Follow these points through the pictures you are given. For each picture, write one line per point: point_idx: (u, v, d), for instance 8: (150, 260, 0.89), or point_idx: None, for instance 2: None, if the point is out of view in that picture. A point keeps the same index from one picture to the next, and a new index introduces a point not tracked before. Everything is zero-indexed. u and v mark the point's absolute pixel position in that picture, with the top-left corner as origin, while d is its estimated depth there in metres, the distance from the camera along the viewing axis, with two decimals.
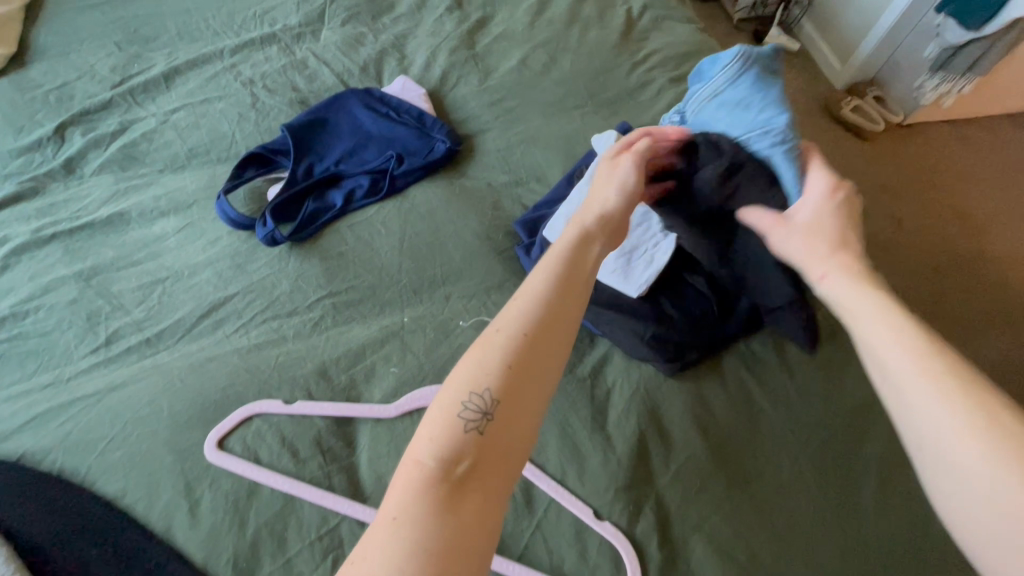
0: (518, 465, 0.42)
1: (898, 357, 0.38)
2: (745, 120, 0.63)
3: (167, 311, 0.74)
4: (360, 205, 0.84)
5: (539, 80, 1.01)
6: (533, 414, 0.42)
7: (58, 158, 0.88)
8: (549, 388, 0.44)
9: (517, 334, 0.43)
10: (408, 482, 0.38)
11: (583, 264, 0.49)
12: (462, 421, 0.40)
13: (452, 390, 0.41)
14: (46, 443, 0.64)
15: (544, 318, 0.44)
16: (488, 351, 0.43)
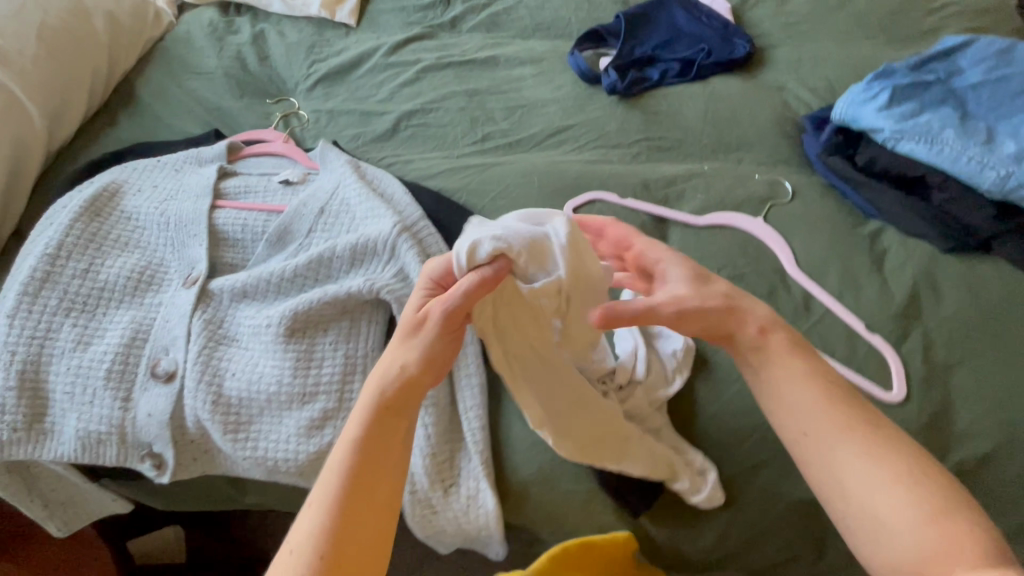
0: (389, 499, 0.54)
1: (882, 490, 0.51)
2: (1010, 93, 0.81)
3: (526, 127, 0.99)
4: (671, 82, 1.03)
5: (834, 12, 1.12)
6: (372, 525, 0.52)
7: (445, 16, 1.17)
8: (377, 537, 0.52)
9: (343, 478, 0.52)
10: (311, 522, 0.51)
11: (383, 433, 0.55)
12: (300, 557, 0.49)
13: (305, 523, 0.51)
14: (453, 186, 0.91)
15: (342, 510, 0.51)
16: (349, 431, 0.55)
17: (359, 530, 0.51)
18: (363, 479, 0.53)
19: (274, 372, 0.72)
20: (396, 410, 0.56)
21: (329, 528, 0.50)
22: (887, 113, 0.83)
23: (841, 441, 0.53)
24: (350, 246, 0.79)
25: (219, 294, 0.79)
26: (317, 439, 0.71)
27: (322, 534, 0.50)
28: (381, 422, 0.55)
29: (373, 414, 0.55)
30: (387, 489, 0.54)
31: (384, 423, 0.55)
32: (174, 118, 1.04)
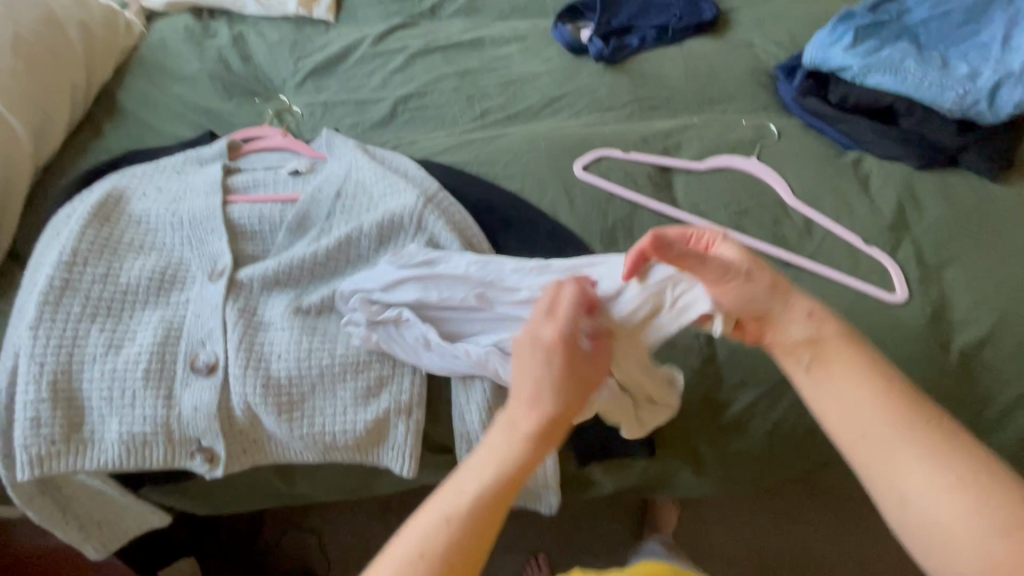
0: None
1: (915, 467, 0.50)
2: (955, 26, 0.92)
3: (522, 99, 1.03)
4: (650, 47, 1.10)
5: None
6: None
7: (424, 4, 1.20)
8: None
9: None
10: None
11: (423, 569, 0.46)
12: None
13: None
14: (463, 159, 0.93)
15: None
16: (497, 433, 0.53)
17: None
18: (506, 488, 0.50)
19: (321, 348, 0.73)
20: (550, 430, 0.52)
21: (447, 540, 0.47)
22: (854, 51, 0.92)
23: (886, 443, 0.51)
24: (377, 222, 0.80)
25: (248, 283, 0.78)
26: (374, 407, 0.72)
27: None
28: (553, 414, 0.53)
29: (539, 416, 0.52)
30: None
31: (546, 437, 0.52)
32: (163, 124, 1.03)
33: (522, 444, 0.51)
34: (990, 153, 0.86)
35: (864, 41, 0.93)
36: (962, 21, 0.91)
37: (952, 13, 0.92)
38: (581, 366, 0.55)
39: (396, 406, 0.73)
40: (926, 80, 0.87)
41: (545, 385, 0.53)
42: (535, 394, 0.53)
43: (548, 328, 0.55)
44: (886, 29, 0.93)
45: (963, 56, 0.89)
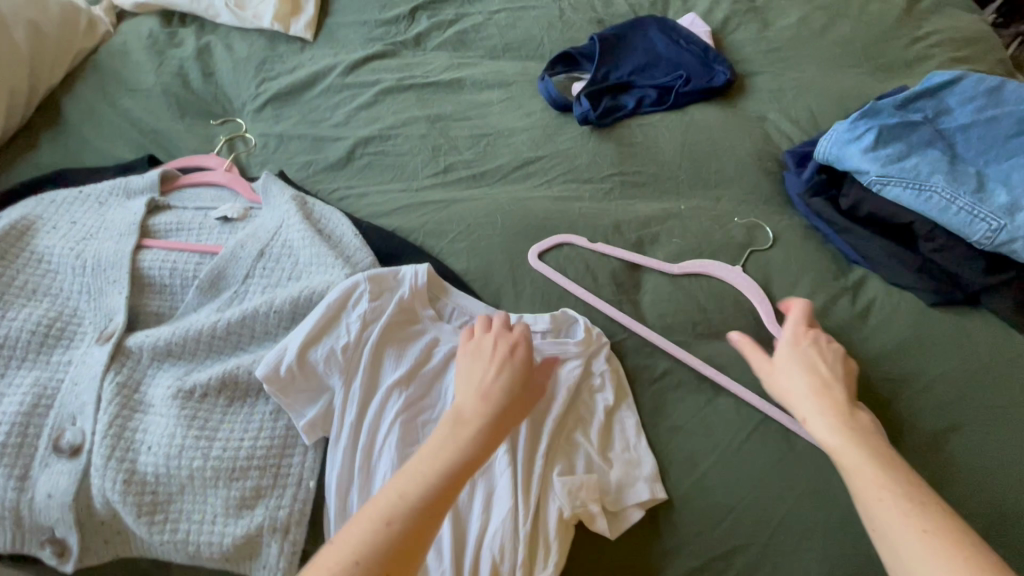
0: None
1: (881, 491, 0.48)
2: (1002, 139, 0.77)
3: (491, 158, 0.92)
4: (647, 111, 0.97)
5: (817, 39, 1.07)
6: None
7: (409, 33, 1.09)
8: None
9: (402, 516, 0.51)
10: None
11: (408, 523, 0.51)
12: None
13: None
14: (411, 226, 0.83)
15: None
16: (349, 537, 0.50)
17: None
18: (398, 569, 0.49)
19: (196, 447, 0.64)
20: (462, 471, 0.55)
21: (374, 534, 0.50)
22: (873, 155, 0.78)
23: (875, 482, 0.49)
24: (308, 327, 0.67)
25: (137, 352, 0.70)
26: (246, 520, 0.63)
27: None
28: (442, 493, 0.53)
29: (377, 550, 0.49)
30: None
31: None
32: (104, 141, 0.95)
33: (405, 516, 0.51)
34: (1020, 299, 0.72)
35: (889, 144, 0.78)
36: (1012, 136, 0.77)
37: (999, 124, 0.78)
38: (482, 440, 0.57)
39: (272, 523, 0.63)
40: (955, 203, 0.73)
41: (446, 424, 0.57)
42: (438, 466, 0.54)
43: (470, 400, 0.59)
44: (918, 131, 0.79)
45: (1007, 178, 0.74)
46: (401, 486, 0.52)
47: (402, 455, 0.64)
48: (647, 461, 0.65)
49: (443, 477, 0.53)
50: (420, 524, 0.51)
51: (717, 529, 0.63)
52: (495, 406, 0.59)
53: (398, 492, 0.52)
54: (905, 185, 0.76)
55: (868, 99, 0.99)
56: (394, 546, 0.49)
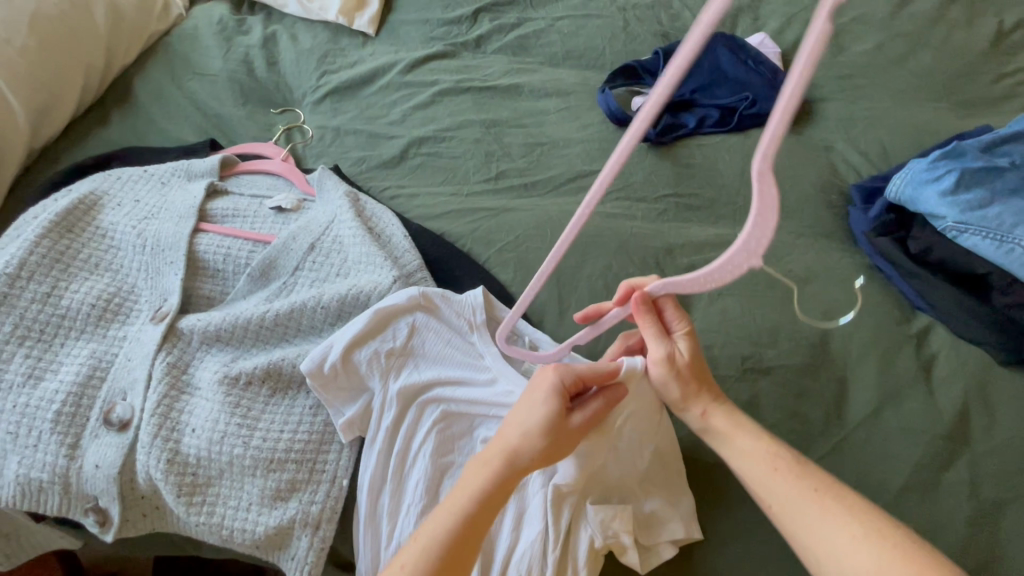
0: None
1: (827, 520, 0.53)
2: None
3: (544, 168, 0.91)
4: (708, 131, 0.94)
5: (894, 68, 1.02)
6: None
7: (470, 35, 1.09)
8: None
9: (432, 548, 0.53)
10: None
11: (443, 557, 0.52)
12: None
13: None
14: (460, 231, 0.83)
15: None
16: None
17: None
18: None
19: (237, 434, 0.65)
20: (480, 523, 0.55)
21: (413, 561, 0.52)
22: (952, 199, 0.74)
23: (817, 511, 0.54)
24: (354, 328, 0.67)
25: (188, 335, 0.71)
26: (280, 512, 0.64)
27: None
28: (464, 544, 0.53)
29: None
30: None
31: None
32: (169, 123, 0.98)
33: (438, 548, 0.53)
34: None
35: (972, 189, 0.75)
36: None
37: None
38: (499, 495, 0.56)
39: (304, 517, 0.64)
40: None
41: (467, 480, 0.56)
42: (450, 505, 0.55)
43: (492, 454, 0.57)
44: (1004, 177, 0.75)
45: None
46: (421, 543, 0.53)
47: (437, 464, 0.64)
48: (686, 499, 0.63)
49: (460, 520, 0.54)
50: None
51: None
52: (526, 442, 0.56)
53: (419, 549, 0.53)
54: (986, 234, 0.72)
55: (944, 135, 0.94)
56: None
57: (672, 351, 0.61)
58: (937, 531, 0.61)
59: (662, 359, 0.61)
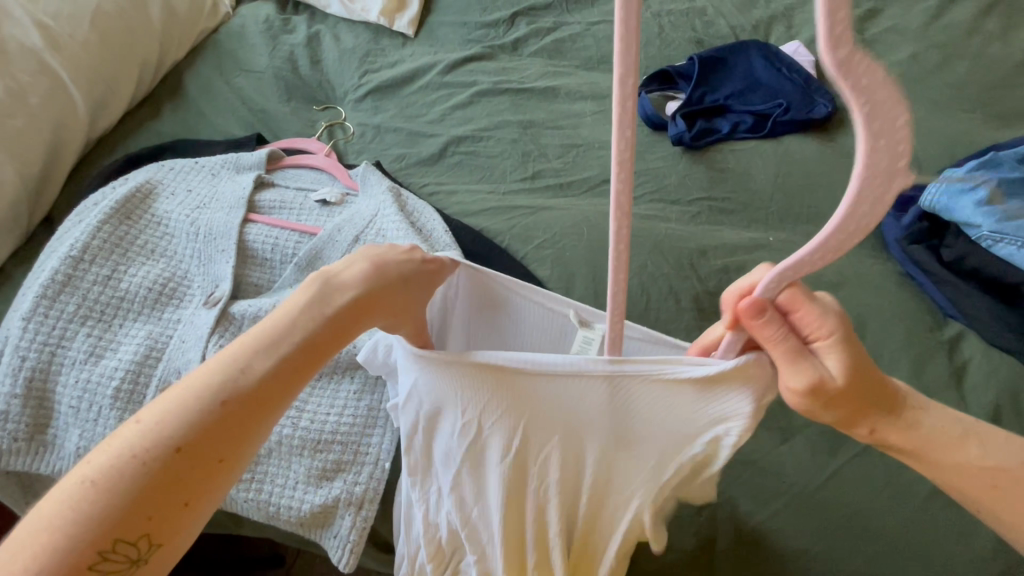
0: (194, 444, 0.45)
1: None
2: None
3: (580, 169, 0.93)
4: (741, 137, 0.96)
5: (928, 78, 1.03)
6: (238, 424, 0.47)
7: (507, 38, 1.11)
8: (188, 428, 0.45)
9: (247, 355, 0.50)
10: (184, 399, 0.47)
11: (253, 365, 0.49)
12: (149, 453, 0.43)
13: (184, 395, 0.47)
14: (499, 228, 0.85)
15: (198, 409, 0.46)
16: (157, 408, 0.45)
17: (189, 452, 0.44)
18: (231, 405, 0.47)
19: (286, 415, 0.68)
20: (312, 355, 0.53)
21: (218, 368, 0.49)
22: (987, 208, 0.76)
23: None
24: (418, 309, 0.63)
25: (239, 320, 0.74)
26: (325, 491, 0.67)
27: (166, 429, 0.45)
28: (287, 371, 0.51)
29: (193, 432, 0.45)
30: (208, 421, 0.46)
31: (156, 453, 0.43)
32: (217, 117, 1.02)
33: (249, 357, 0.50)
34: None
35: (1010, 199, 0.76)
36: None
37: None
38: (332, 330, 0.54)
39: (347, 497, 0.67)
40: None
41: (299, 314, 0.54)
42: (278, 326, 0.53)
43: (344, 284, 0.58)
44: None
45: None
46: (239, 368, 0.48)
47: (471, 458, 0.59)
48: None
49: (286, 337, 0.52)
50: (252, 409, 0.48)
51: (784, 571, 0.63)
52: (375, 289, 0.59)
53: (238, 376, 0.48)
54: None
55: (979, 146, 0.94)
56: (221, 387, 0.47)
57: (822, 376, 0.48)
58: (970, 536, 0.61)
59: (813, 386, 0.48)
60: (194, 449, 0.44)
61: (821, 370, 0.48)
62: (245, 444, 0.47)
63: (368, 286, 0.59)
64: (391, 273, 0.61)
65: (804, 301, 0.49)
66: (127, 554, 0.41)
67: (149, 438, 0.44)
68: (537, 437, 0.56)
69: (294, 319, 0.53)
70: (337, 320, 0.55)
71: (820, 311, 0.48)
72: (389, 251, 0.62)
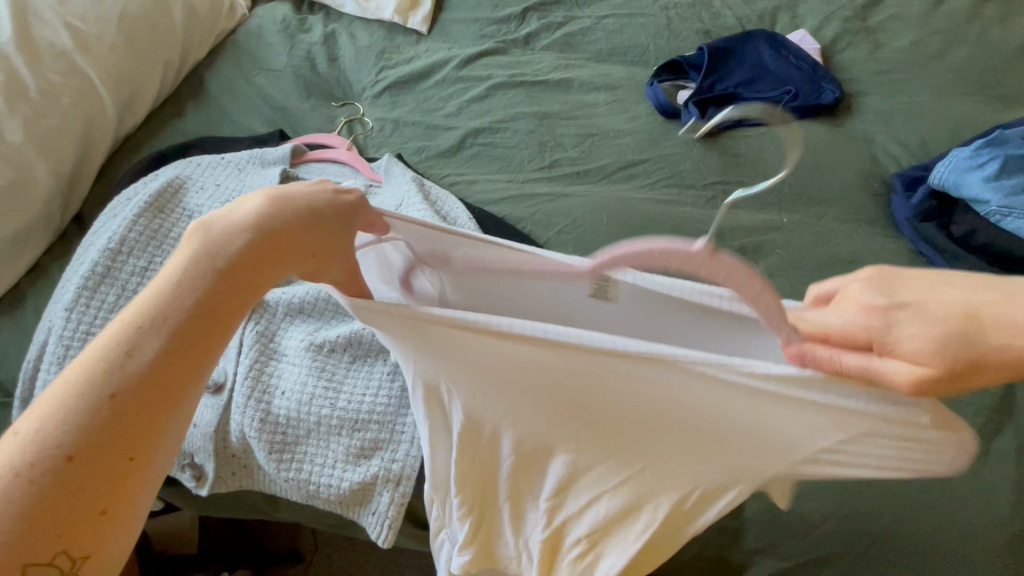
0: (95, 443, 0.40)
1: None
2: None
3: (596, 157, 0.95)
4: (752, 123, 0.98)
5: (931, 63, 1.06)
6: (149, 418, 0.42)
7: (519, 33, 1.14)
8: (82, 424, 0.40)
9: (131, 327, 0.43)
10: (66, 392, 0.41)
11: (145, 342, 0.43)
12: (38, 463, 0.39)
13: (62, 385, 0.41)
14: (521, 215, 0.88)
15: (90, 403, 0.41)
16: (37, 411, 0.40)
17: (91, 454, 0.40)
18: (134, 392, 0.42)
19: (325, 396, 0.70)
20: (211, 320, 0.45)
21: (103, 349, 0.42)
22: (995, 184, 0.78)
23: None
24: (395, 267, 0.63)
25: (272, 306, 0.76)
26: (363, 468, 0.69)
27: (62, 430, 0.40)
28: (185, 342, 0.44)
29: (81, 434, 0.40)
30: (106, 414, 0.41)
31: (41, 466, 0.39)
32: (240, 115, 1.04)
33: (139, 330, 0.43)
34: None
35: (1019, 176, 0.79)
36: None
37: None
38: (230, 293, 0.46)
39: (386, 473, 0.69)
40: None
41: (191, 276, 0.46)
42: (159, 286, 0.45)
43: (226, 228, 0.48)
44: None
45: None
46: (128, 349, 0.42)
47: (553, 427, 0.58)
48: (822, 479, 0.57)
49: (169, 303, 0.44)
50: (152, 393, 0.42)
51: (810, 534, 0.64)
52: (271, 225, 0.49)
53: (127, 361, 0.42)
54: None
55: (982, 127, 0.97)
56: (111, 376, 0.42)
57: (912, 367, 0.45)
58: (989, 495, 0.63)
59: (914, 380, 0.45)
60: (89, 451, 0.40)
61: (903, 367, 0.45)
62: (150, 434, 0.42)
63: (264, 231, 0.48)
64: (295, 206, 0.50)
65: (825, 320, 0.49)
66: (48, 574, 0.38)
67: (33, 450, 0.39)
68: (581, 425, 0.57)
69: (182, 283, 0.45)
70: (238, 270, 0.47)
71: (839, 317, 0.48)
72: (295, 187, 0.52)
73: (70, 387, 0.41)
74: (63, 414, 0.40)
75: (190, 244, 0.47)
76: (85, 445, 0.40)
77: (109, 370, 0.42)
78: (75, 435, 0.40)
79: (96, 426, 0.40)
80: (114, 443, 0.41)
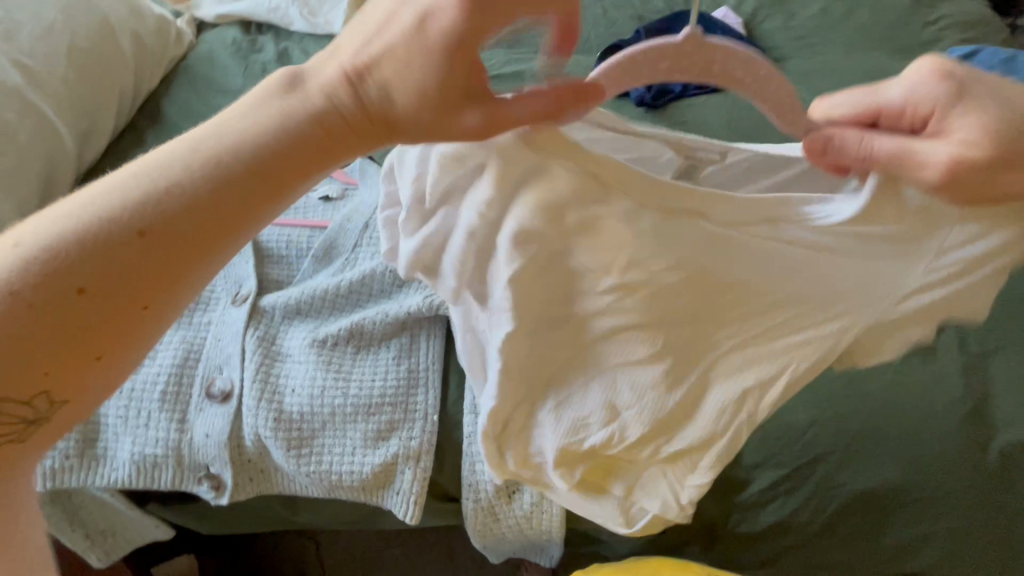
0: (121, 283, 0.38)
1: None
2: None
3: None
4: (693, 93, 1.07)
5: (839, 26, 1.18)
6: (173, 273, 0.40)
7: None
8: (109, 254, 0.38)
9: (191, 166, 0.40)
10: (104, 211, 0.38)
11: (198, 191, 0.40)
12: (52, 279, 0.37)
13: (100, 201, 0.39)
14: None
15: (125, 235, 0.38)
16: (70, 218, 0.38)
17: (113, 285, 0.38)
18: (172, 238, 0.39)
19: (335, 386, 0.72)
20: (309, 163, 0.43)
21: (155, 182, 0.39)
22: None
23: None
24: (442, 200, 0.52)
25: (271, 311, 0.78)
26: (383, 450, 0.71)
27: (84, 245, 0.38)
28: (239, 208, 0.41)
29: (110, 260, 0.38)
30: (136, 256, 0.39)
31: (50, 294, 0.37)
32: None
33: (199, 174, 0.40)
34: None
35: None
36: None
37: None
38: (341, 135, 0.43)
39: (405, 451, 0.72)
40: None
41: (272, 132, 0.42)
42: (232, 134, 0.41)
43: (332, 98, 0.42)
44: None
45: None
46: (184, 194, 0.40)
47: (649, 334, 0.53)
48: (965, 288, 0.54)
49: (235, 159, 0.40)
50: (191, 244, 0.40)
51: (799, 442, 0.70)
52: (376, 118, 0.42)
53: (179, 201, 0.39)
54: None
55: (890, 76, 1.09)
56: (152, 212, 0.39)
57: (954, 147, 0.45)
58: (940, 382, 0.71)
59: (958, 156, 0.44)
60: (102, 295, 0.38)
61: (944, 149, 0.45)
62: (183, 282, 0.40)
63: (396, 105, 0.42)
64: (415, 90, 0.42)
65: (868, 98, 0.48)
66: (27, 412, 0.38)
67: (46, 268, 0.37)
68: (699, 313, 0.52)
69: (289, 111, 0.42)
70: (323, 154, 0.43)
71: (887, 88, 0.47)
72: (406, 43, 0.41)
73: (111, 208, 0.38)
74: (92, 231, 0.38)
75: (311, 78, 0.44)
76: (106, 276, 0.38)
77: (152, 203, 0.39)
78: (97, 258, 0.38)
79: (120, 264, 0.38)
80: (138, 286, 0.39)
